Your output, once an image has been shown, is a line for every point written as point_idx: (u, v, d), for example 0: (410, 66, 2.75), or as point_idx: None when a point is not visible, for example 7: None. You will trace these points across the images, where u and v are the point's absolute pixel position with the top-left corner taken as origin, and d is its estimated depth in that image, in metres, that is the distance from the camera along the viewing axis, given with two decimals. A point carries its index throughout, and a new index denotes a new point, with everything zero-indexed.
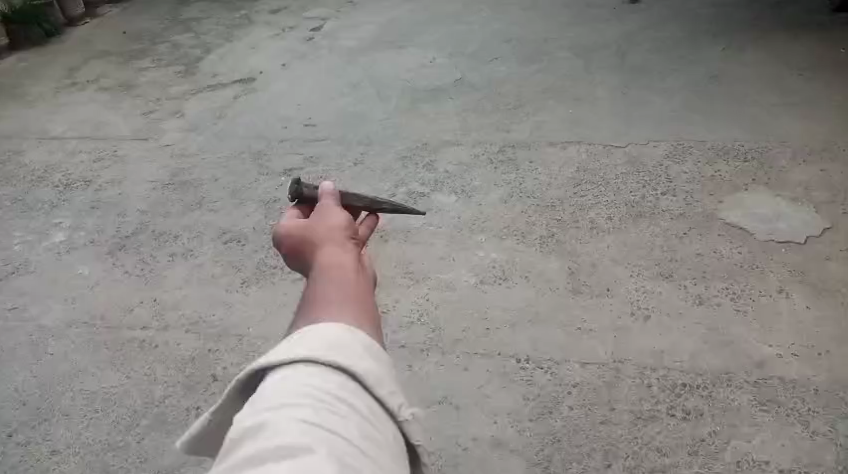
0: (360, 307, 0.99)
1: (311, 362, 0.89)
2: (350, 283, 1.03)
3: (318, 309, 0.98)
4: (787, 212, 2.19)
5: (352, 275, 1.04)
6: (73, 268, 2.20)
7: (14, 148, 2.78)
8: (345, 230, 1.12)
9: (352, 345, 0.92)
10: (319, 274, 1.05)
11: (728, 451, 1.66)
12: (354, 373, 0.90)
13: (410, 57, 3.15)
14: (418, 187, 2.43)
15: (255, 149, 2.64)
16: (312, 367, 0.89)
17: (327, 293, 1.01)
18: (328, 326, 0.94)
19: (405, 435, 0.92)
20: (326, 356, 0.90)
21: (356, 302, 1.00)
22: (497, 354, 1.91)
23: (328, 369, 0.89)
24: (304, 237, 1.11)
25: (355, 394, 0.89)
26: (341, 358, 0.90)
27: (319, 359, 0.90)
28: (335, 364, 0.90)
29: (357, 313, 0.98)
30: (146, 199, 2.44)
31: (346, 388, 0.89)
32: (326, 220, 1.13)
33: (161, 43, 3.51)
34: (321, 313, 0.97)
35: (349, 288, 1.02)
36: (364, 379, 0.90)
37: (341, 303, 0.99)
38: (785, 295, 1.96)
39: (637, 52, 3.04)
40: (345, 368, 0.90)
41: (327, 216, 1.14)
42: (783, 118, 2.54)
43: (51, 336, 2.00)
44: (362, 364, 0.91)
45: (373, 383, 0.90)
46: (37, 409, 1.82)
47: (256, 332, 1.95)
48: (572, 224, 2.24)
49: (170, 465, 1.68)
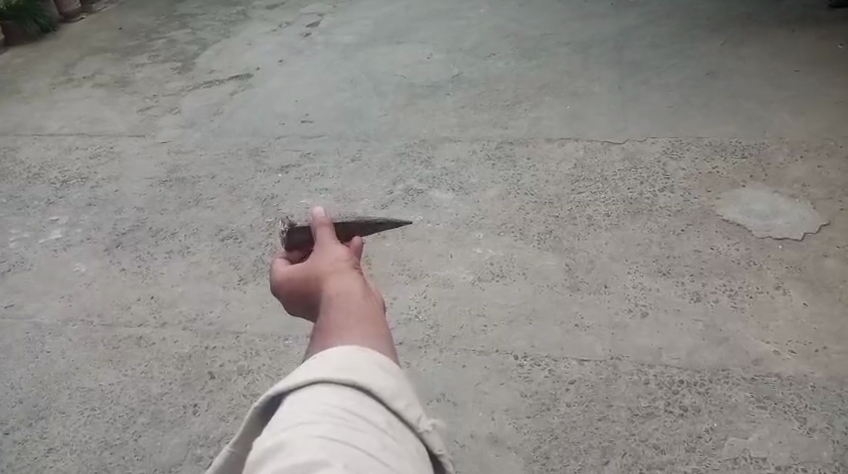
0: (372, 331, 0.95)
1: (323, 383, 0.84)
2: (357, 310, 0.99)
3: (328, 340, 0.95)
4: (784, 209, 2.19)
5: (360, 301, 1.00)
6: (70, 265, 2.20)
7: (10, 144, 2.78)
8: (344, 257, 1.09)
9: (366, 363, 0.87)
10: (325, 306, 1.01)
11: (725, 448, 1.67)
12: (371, 390, 0.84)
13: (408, 53, 3.14)
14: (416, 184, 2.43)
15: (252, 146, 2.64)
16: (326, 387, 0.83)
17: (335, 324, 0.97)
18: (338, 349, 0.90)
19: (430, 449, 0.85)
20: (339, 375, 0.84)
21: (366, 327, 0.96)
22: (494, 351, 1.91)
23: (343, 388, 0.83)
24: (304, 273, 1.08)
25: (373, 410, 0.82)
26: (354, 375, 0.85)
27: (332, 378, 0.84)
28: (349, 381, 0.84)
29: (369, 338, 0.94)
30: (143, 196, 2.44)
31: (363, 404, 0.82)
32: (324, 251, 1.10)
33: (158, 39, 3.50)
34: (331, 345, 0.94)
35: (358, 314, 0.98)
36: (381, 394, 0.84)
37: (351, 330, 0.95)
38: (782, 292, 1.96)
39: (634, 48, 3.04)
40: (361, 385, 0.84)
41: (324, 246, 1.11)
42: (781, 114, 2.54)
43: (48, 334, 2.00)
44: (378, 381, 0.85)
45: (391, 398, 0.84)
46: (33, 406, 1.82)
47: (253, 329, 1.95)
48: (569, 221, 2.24)
49: (168, 463, 1.67)
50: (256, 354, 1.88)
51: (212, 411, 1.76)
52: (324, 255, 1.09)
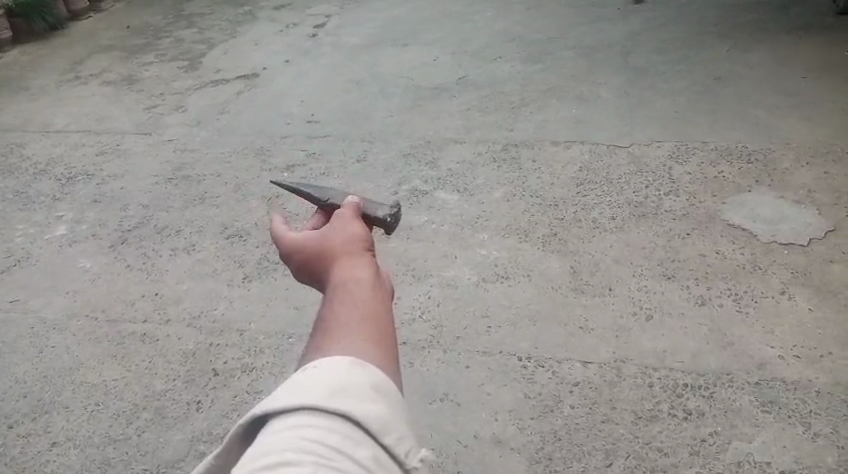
0: (374, 333, 0.90)
1: (311, 410, 0.79)
2: (363, 302, 0.94)
3: (327, 337, 0.90)
4: (790, 215, 2.19)
5: (367, 291, 0.95)
6: (76, 261, 2.21)
7: (17, 140, 2.79)
8: (359, 236, 1.03)
9: (359, 386, 0.83)
10: (331, 292, 0.96)
11: (728, 452, 1.66)
12: (360, 421, 0.79)
13: (414, 55, 3.15)
14: (421, 185, 2.43)
15: (257, 145, 2.65)
16: (313, 416, 0.78)
17: (337, 318, 0.92)
18: (335, 359, 0.86)
19: None
20: (329, 402, 0.80)
21: (368, 325, 0.91)
22: (498, 352, 1.90)
23: (332, 418, 0.79)
24: (316, 247, 1.03)
25: (360, 444, 0.78)
26: (345, 403, 0.80)
27: (321, 405, 0.79)
28: (338, 410, 0.79)
29: (370, 344, 0.89)
30: (149, 193, 2.45)
31: (350, 439, 0.78)
32: (340, 228, 1.05)
33: (165, 39, 3.52)
34: (330, 345, 0.89)
35: (363, 308, 0.93)
36: (369, 426, 0.79)
37: (352, 329, 0.90)
38: (787, 297, 1.96)
39: (641, 52, 3.05)
40: (350, 415, 0.79)
41: (342, 222, 1.06)
42: (788, 120, 2.54)
43: (52, 329, 2.01)
44: (369, 409, 0.81)
45: (380, 430, 0.80)
46: (37, 401, 1.83)
47: (257, 327, 1.95)
48: (574, 223, 2.24)
49: (170, 459, 1.67)
50: (260, 352, 1.88)
51: (215, 408, 1.77)
52: (339, 231, 1.04)
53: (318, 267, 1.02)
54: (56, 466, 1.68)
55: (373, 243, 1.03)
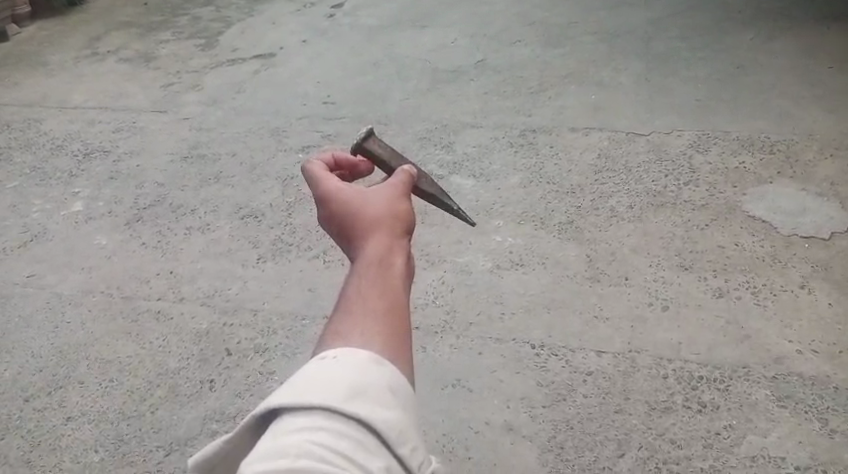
0: (398, 327, 0.88)
1: (327, 412, 0.76)
2: (392, 291, 0.92)
3: (351, 322, 0.88)
4: (811, 207, 2.15)
5: (397, 280, 0.93)
6: (92, 237, 2.21)
7: (34, 116, 2.80)
8: (401, 216, 1.01)
9: (377, 389, 0.80)
10: (361, 268, 0.94)
11: (743, 446, 1.64)
12: (376, 429, 0.76)
13: (432, 37, 3.13)
14: (436, 169, 2.42)
15: (273, 125, 2.64)
16: (330, 419, 0.75)
17: (365, 302, 0.90)
18: (354, 352, 0.84)
19: None
20: (346, 405, 0.76)
21: (392, 315, 0.89)
22: (511, 340, 1.89)
23: (347, 423, 0.75)
24: (356, 216, 1.01)
25: (374, 453, 0.75)
26: (362, 407, 0.77)
27: (338, 407, 0.76)
28: (355, 415, 0.76)
29: (394, 338, 0.87)
30: (165, 172, 2.45)
31: (364, 447, 0.75)
32: (384, 201, 1.03)
33: (182, 17, 3.52)
34: (354, 330, 0.87)
35: (393, 297, 0.91)
36: (384, 434, 0.76)
37: (378, 319, 0.88)
38: (807, 291, 1.93)
39: (663, 38, 3.01)
40: (367, 422, 0.76)
41: (388, 196, 1.03)
42: (812, 111, 2.50)
43: (67, 304, 2.01)
44: (385, 416, 0.78)
45: (394, 439, 0.77)
46: (52, 375, 1.83)
47: (270, 308, 1.95)
48: (591, 211, 2.22)
49: (183, 437, 1.68)
50: (273, 333, 1.88)
51: (228, 388, 1.77)
52: (383, 205, 1.02)
53: (353, 236, 1.00)
54: (70, 441, 1.69)
55: (414, 226, 1.01)
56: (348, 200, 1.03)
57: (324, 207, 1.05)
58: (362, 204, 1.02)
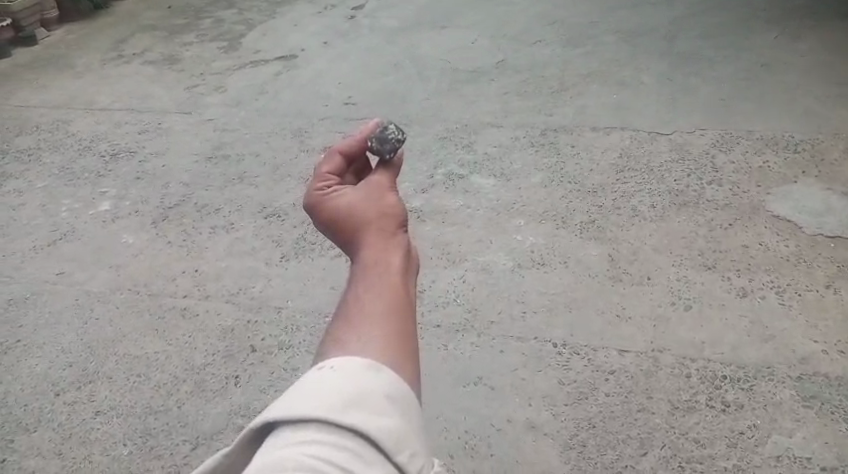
0: (399, 324, 0.90)
1: (322, 424, 0.76)
2: (391, 291, 0.93)
3: (351, 327, 0.89)
4: (836, 207, 2.14)
5: (396, 278, 0.95)
6: (119, 236, 2.25)
7: (62, 117, 2.85)
8: (392, 216, 1.03)
9: (373, 398, 0.80)
10: (359, 272, 0.96)
11: (767, 445, 1.63)
12: (372, 437, 0.76)
13: (452, 38, 3.15)
14: (458, 169, 2.43)
15: (296, 126, 2.67)
16: (324, 431, 0.75)
17: (363, 305, 0.91)
18: (353, 359, 0.84)
19: None
20: (341, 415, 0.76)
21: (392, 315, 0.91)
22: (533, 338, 1.90)
23: (342, 434, 0.75)
24: (351, 219, 1.03)
25: (372, 462, 0.74)
26: (357, 417, 0.77)
27: (332, 419, 0.76)
28: (349, 425, 0.76)
29: (396, 337, 0.89)
30: (190, 172, 2.49)
31: (361, 456, 0.74)
32: (374, 199, 1.05)
33: (205, 19, 3.57)
34: (354, 336, 0.88)
35: (393, 296, 0.93)
36: (380, 443, 0.76)
37: (378, 320, 0.90)
38: (832, 291, 1.92)
39: (684, 37, 3.00)
40: (362, 431, 0.76)
41: (376, 192, 1.06)
42: (837, 111, 2.49)
43: (96, 300, 2.05)
44: (381, 424, 0.77)
45: (392, 446, 0.76)
46: (83, 370, 1.87)
47: (294, 305, 1.97)
48: (613, 211, 2.22)
49: (209, 432, 1.70)
50: (296, 330, 1.91)
51: (253, 383, 1.79)
52: (373, 206, 1.04)
53: (348, 241, 1.02)
54: (100, 434, 1.72)
55: (406, 223, 1.04)
56: (340, 205, 1.05)
57: (316, 214, 1.06)
58: (353, 206, 1.04)
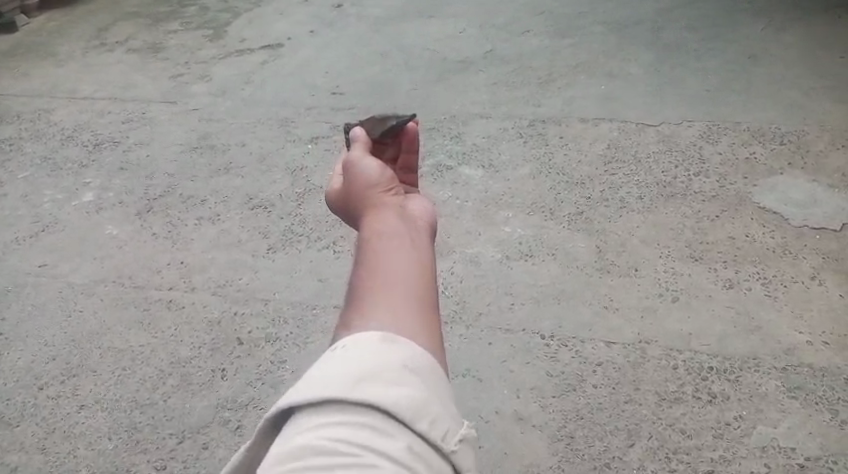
0: (400, 297, 0.87)
1: (337, 404, 0.73)
2: (389, 264, 0.89)
3: (357, 306, 0.86)
4: (822, 199, 2.15)
5: (394, 250, 0.91)
6: (103, 227, 2.23)
7: (44, 106, 2.81)
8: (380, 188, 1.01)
9: (388, 368, 0.77)
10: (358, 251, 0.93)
11: (753, 436, 1.63)
12: (389, 410, 0.73)
13: (440, 28, 3.13)
14: (446, 160, 2.42)
15: (282, 116, 2.64)
16: (340, 411, 0.73)
17: (364, 283, 0.88)
18: (363, 336, 0.81)
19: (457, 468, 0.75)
20: (354, 393, 0.74)
21: (394, 292, 0.87)
22: (521, 330, 1.89)
23: (358, 411, 0.73)
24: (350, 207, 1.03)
25: (393, 434, 0.72)
26: (371, 391, 0.74)
27: (346, 397, 0.73)
28: (364, 402, 0.73)
29: (404, 302, 0.86)
30: (175, 162, 2.46)
31: (380, 429, 0.72)
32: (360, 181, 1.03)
33: (189, 7, 3.52)
34: (358, 317, 0.85)
35: (393, 269, 0.89)
36: (399, 413, 0.73)
37: (382, 292, 0.87)
38: (818, 282, 1.92)
39: (672, 28, 3.00)
40: (379, 405, 0.73)
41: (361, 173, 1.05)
42: (823, 103, 2.49)
43: (80, 293, 2.03)
44: (398, 394, 0.75)
45: (412, 415, 0.74)
46: (67, 363, 1.84)
47: (282, 297, 1.95)
48: (601, 202, 2.22)
49: (195, 425, 1.69)
50: (284, 322, 1.89)
51: (240, 377, 1.78)
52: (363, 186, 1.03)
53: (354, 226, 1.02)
54: (84, 428, 1.70)
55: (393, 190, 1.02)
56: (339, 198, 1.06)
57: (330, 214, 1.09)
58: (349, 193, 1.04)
